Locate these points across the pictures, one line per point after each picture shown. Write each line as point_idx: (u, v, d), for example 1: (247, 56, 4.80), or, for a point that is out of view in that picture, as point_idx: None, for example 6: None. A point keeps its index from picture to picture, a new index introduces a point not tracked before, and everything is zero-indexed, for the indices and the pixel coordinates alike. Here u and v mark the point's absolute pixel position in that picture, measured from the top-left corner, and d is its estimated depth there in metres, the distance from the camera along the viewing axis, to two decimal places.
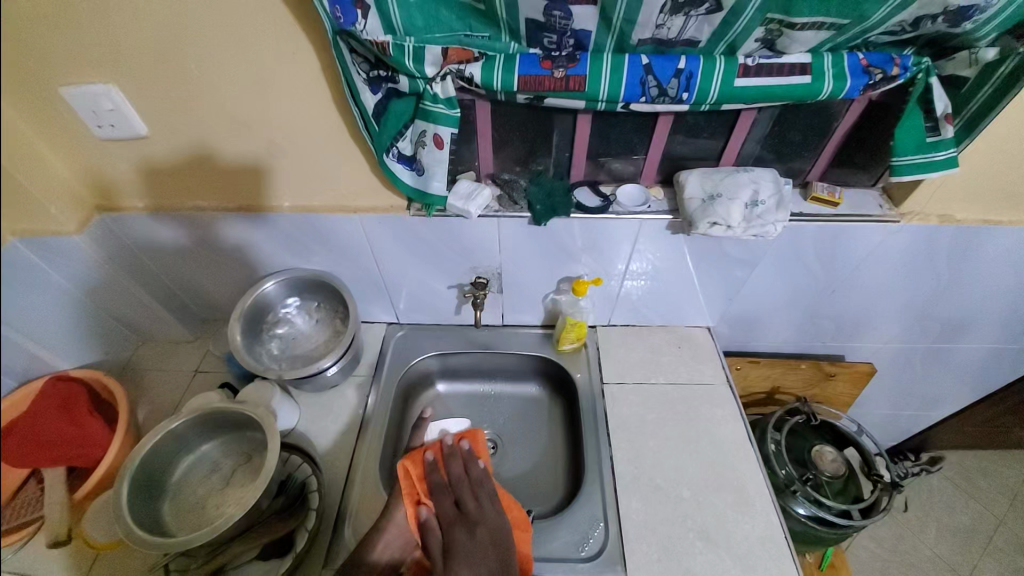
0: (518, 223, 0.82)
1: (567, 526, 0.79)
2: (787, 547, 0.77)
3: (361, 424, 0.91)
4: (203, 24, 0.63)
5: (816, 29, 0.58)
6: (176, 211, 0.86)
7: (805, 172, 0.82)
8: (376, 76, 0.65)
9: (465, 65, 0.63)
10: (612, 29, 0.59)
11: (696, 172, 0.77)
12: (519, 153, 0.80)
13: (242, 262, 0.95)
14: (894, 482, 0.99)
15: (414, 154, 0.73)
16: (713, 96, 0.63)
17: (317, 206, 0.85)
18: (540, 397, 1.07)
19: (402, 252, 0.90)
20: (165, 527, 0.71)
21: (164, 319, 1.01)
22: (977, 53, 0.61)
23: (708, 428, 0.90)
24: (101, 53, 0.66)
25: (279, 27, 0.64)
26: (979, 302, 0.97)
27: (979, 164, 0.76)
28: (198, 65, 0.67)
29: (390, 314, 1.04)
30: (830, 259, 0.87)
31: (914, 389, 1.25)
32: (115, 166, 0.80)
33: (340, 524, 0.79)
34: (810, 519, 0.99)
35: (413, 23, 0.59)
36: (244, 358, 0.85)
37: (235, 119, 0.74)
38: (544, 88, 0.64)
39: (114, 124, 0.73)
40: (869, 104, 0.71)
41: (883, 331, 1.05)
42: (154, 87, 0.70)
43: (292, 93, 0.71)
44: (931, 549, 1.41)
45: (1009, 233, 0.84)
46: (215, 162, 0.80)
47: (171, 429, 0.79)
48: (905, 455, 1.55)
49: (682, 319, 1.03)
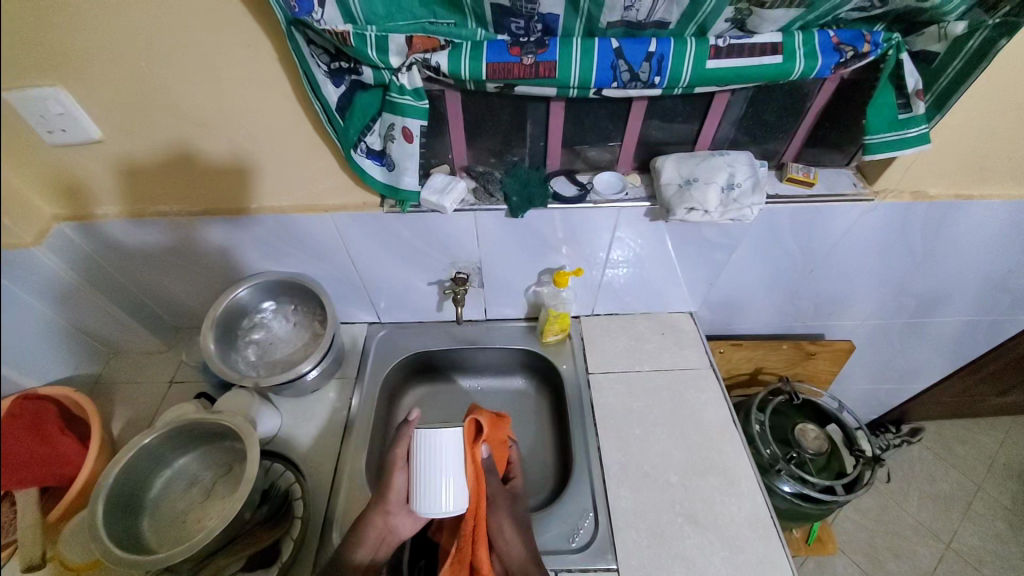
0: (494, 215, 0.81)
1: (556, 519, 0.78)
2: (774, 526, 0.78)
3: (345, 427, 0.89)
4: (153, 19, 0.60)
5: (786, 7, 0.57)
6: (137, 216, 0.82)
7: (780, 153, 0.82)
8: (338, 67, 0.63)
9: (431, 54, 0.60)
10: (581, 12, 0.58)
11: (672, 157, 0.76)
12: (494, 144, 0.78)
13: (210, 267, 0.91)
14: (876, 456, 1.02)
15: (383, 149, 0.71)
16: (685, 80, 0.62)
17: (287, 207, 0.82)
18: (526, 390, 1.06)
19: (379, 251, 0.88)
20: (146, 545, 0.72)
21: (136, 330, 0.98)
22: (946, 27, 0.61)
23: (694, 412, 0.90)
24: (45, 53, 0.62)
25: (233, 18, 0.61)
26: (953, 276, 0.98)
27: (950, 140, 0.76)
28: (150, 63, 0.64)
29: (370, 314, 1.02)
30: (807, 240, 0.88)
31: (892, 363, 1.28)
32: (68, 172, 0.76)
33: (327, 530, 0.77)
34: (795, 496, 1.02)
35: (374, 11, 0.57)
36: (218, 366, 0.83)
37: (194, 117, 0.70)
38: (513, 75, 0.62)
39: (66, 129, 0.69)
40: (841, 82, 0.71)
41: (861, 308, 1.06)
42: (103, 88, 0.66)
43: (253, 90, 0.68)
44: (914, 517, 1.47)
45: (980, 207, 0.85)
46: (178, 166, 0.77)
47: (145, 447, 0.75)
48: (886, 427, 1.55)
49: (664, 305, 1.03)
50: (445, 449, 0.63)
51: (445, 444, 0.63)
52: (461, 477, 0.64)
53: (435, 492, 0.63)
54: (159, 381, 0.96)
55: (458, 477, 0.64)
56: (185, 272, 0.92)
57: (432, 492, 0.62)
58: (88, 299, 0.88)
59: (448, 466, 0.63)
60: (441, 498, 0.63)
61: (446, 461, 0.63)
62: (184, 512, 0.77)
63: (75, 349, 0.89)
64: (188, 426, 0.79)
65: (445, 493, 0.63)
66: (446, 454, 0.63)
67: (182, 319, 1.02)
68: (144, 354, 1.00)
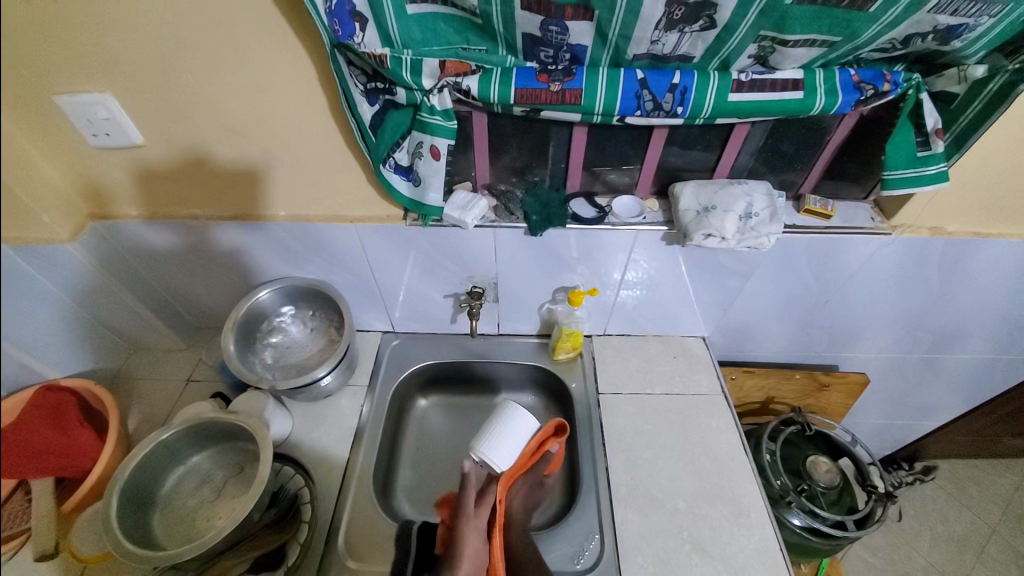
0: (513, 232, 0.82)
1: (562, 539, 0.78)
2: (782, 560, 0.77)
3: (356, 434, 0.90)
4: (203, 37, 0.64)
5: (809, 46, 0.59)
6: (169, 218, 0.85)
7: (798, 184, 0.83)
8: (373, 87, 0.65)
9: (462, 78, 0.63)
10: (608, 45, 0.60)
11: (690, 183, 0.78)
12: (515, 164, 0.80)
13: (234, 269, 0.94)
14: (889, 493, 0.99)
15: (410, 165, 0.73)
16: (707, 111, 0.64)
17: (313, 216, 0.85)
18: (535, 406, 1.06)
19: (398, 262, 0.90)
20: (157, 541, 0.73)
21: (158, 327, 1.00)
22: (966, 70, 0.62)
23: (704, 439, 0.90)
24: (99, 62, 0.66)
25: (277, 38, 0.64)
26: (972, 313, 0.98)
27: (970, 178, 0.77)
28: (196, 77, 0.68)
29: (385, 323, 1.04)
30: (823, 270, 0.88)
31: (907, 399, 1.26)
32: (109, 174, 0.79)
33: (332, 537, 0.77)
34: (804, 530, 0.99)
35: (411, 36, 0.60)
36: (236, 367, 0.85)
37: (231, 127, 0.74)
38: (540, 101, 0.64)
39: (110, 133, 0.72)
40: (860, 118, 0.72)
41: (876, 340, 1.06)
42: (149, 97, 0.70)
43: (289, 105, 0.71)
44: (926, 558, 1.42)
45: (1000, 246, 0.85)
46: (211, 171, 0.80)
47: (164, 442, 0.78)
48: (900, 464, 1.52)
49: (676, 328, 1.04)
50: (519, 428, 0.79)
51: (522, 421, 0.79)
52: (515, 450, 0.78)
53: (497, 441, 0.77)
54: (175, 380, 0.99)
55: (513, 449, 0.78)
56: (209, 274, 0.95)
57: (494, 444, 0.77)
58: (116, 295, 0.91)
59: (513, 438, 0.78)
60: (496, 445, 0.77)
61: (515, 433, 0.78)
62: (193, 511, 0.78)
63: (97, 344, 0.92)
64: (201, 425, 0.80)
65: (504, 452, 0.77)
66: (516, 427, 0.78)
67: (202, 319, 1.04)
68: (164, 352, 1.03)
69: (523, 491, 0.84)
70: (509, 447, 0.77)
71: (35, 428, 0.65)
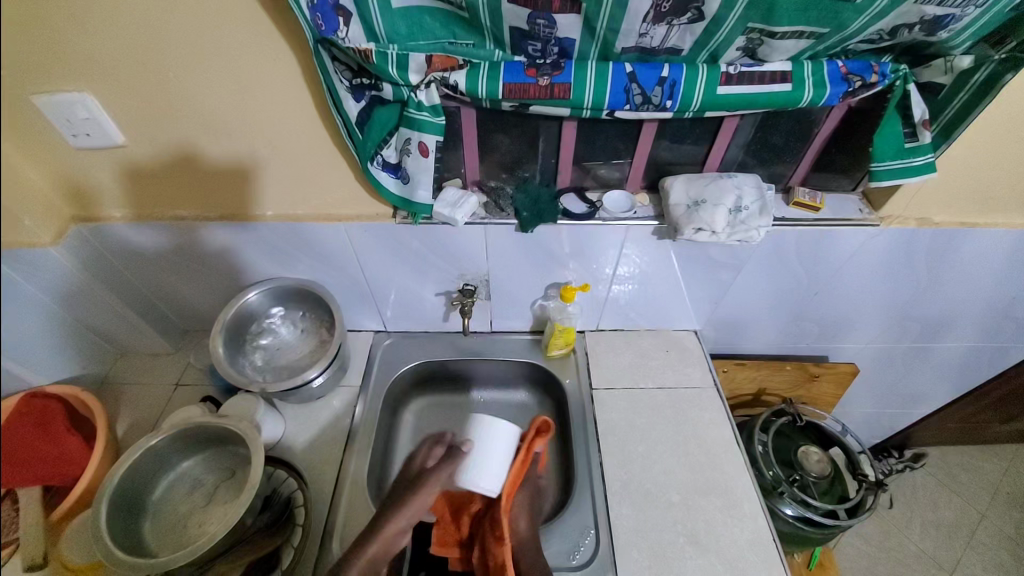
0: (504, 229, 0.82)
1: (558, 535, 0.78)
2: (776, 550, 0.77)
3: (349, 435, 0.89)
4: (184, 34, 0.62)
5: (797, 37, 0.59)
6: (154, 219, 0.84)
7: (787, 176, 0.83)
8: (359, 83, 0.64)
9: (450, 73, 0.63)
10: (596, 38, 0.59)
11: (681, 177, 0.78)
12: (505, 160, 0.79)
13: (222, 270, 0.92)
14: (879, 481, 1.00)
15: (398, 162, 0.72)
16: (696, 104, 0.64)
17: (301, 215, 0.84)
18: (530, 403, 1.06)
19: (388, 260, 0.89)
20: (148, 548, 0.72)
21: (144, 331, 0.99)
22: (952, 61, 0.62)
23: (697, 432, 0.90)
24: (75, 60, 0.64)
25: (260, 34, 0.63)
26: (958, 302, 0.99)
27: (956, 169, 0.77)
28: (177, 74, 0.66)
29: (376, 322, 1.03)
30: (813, 262, 0.89)
31: (896, 388, 1.27)
32: (90, 175, 0.78)
33: (327, 540, 0.77)
34: (797, 520, 1.01)
35: (396, 30, 0.59)
36: (225, 370, 0.83)
37: (214, 125, 0.72)
38: (529, 96, 0.64)
39: (89, 133, 0.71)
40: (848, 110, 0.72)
41: (866, 331, 1.07)
42: (129, 95, 0.68)
43: (274, 102, 0.70)
44: (916, 545, 1.45)
45: (986, 235, 0.86)
46: (194, 171, 0.78)
47: (152, 447, 0.76)
48: (889, 452, 1.55)
49: (669, 322, 1.04)
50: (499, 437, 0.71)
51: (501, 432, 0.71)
52: (501, 467, 0.70)
53: (478, 471, 0.69)
54: (163, 384, 0.97)
55: (497, 467, 0.70)
56: (196, 275, 0.93)
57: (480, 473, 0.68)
58: (100, 299, 0.90)
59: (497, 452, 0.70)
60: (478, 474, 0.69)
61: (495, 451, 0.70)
62: (185, 516, 0.77)
63: (82, 349, 0.90)
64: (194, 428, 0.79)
65: (489, 476, 0.69)
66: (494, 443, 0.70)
67: (190, 321, 1.03)
68: (151, 356, 1.01)
69: (529, 500, 0.77)
70: (492, 469, 0.69)
71: (22, 428, 0.64)
